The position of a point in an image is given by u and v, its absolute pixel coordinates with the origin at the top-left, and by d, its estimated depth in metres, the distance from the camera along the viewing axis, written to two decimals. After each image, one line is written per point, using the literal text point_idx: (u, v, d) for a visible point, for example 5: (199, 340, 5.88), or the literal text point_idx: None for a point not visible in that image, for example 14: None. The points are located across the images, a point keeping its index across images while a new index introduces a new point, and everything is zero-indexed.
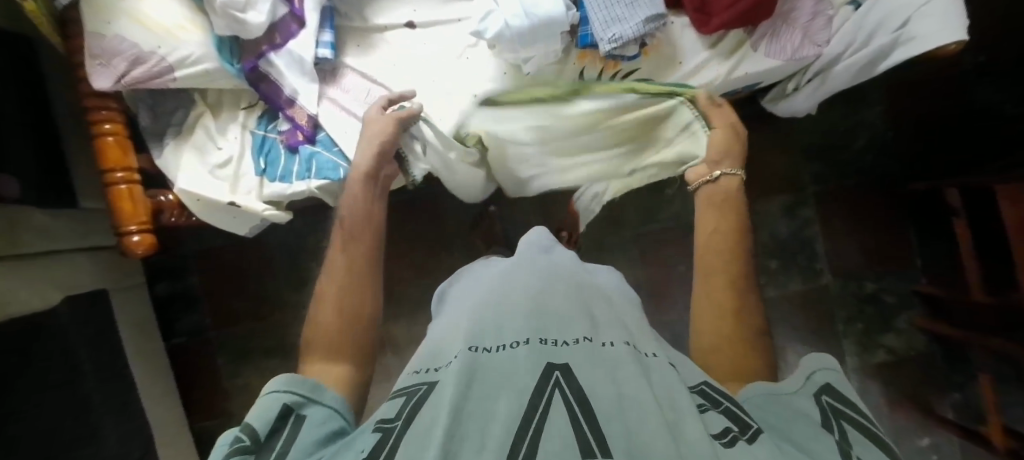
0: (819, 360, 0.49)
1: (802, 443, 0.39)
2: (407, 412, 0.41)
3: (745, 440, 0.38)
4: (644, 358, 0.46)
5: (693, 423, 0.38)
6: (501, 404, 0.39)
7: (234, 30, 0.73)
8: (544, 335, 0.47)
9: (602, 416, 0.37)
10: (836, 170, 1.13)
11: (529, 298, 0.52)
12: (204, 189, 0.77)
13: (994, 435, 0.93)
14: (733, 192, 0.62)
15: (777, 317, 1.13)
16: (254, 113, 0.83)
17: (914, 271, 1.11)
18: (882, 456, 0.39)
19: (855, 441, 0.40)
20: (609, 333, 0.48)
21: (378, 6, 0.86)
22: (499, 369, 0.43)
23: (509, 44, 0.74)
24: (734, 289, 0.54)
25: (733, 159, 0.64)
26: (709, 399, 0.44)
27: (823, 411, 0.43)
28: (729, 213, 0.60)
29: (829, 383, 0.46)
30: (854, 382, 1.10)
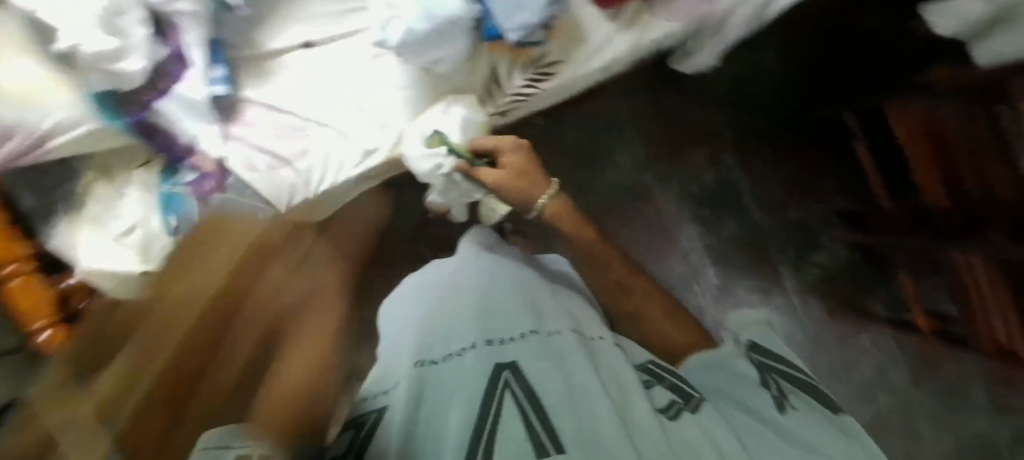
0: (746, 320, 0.62)
1: (746, 403, 0.53)
2: (370, 429, 0.44)
3: (688, 411, 0.49)
4: (586, 343, 0.55)
5: (640, 402, 0.48)
6: (454, 413, 0.44)
7: (111, 83, 0.66)
8: (491, 336, 0.54)
9: (551, 402, 0.45)
10: (744, 113, 1.20)
11: (473, 303, 0.59)
12: (109, 263, 0.70)
13: (920, 322, 1.04)
14: (563, 214, 0.68)
15: (719, 260, 1.21)
16: (154, 169, 0.75)
17: (829, 192, 1.19)
18: (814, 403, 0.52)
19: (787, 393, 0.53)
20: (555, 322, 0.56)
21: (268, 30, 0.79)
22: (450, 379, 0.48)
23: (415, 49, 0.72)
24: (624, 293, 0.65)
25: (537, 185, 0.67)
26: (655, 375, 0.56)
27: (758, 368, 0.55)
28: (580, 227, 0.67)
29: (753, 340, 0.59)
30: (795, 301, 1.20)
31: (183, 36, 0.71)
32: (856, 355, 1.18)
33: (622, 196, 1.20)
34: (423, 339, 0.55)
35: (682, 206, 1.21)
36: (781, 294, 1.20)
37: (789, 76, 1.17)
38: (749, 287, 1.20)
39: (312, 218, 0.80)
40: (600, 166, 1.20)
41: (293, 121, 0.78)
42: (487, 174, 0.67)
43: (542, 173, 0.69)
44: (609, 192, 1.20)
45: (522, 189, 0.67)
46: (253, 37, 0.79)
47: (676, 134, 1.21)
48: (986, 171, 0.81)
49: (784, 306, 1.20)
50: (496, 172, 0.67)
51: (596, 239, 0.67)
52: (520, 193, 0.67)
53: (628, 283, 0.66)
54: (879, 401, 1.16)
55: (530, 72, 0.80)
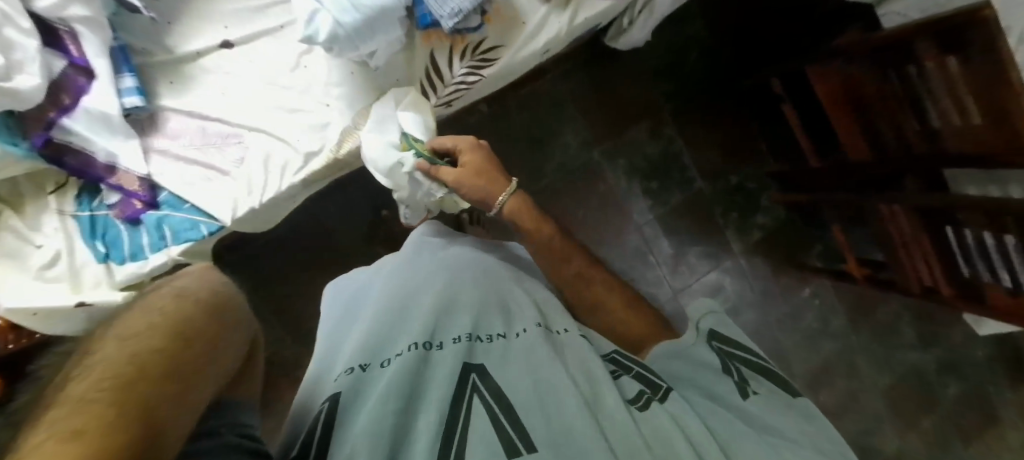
0: (702, 307, 0.61)
1: (711, 388, 0.53)
2: (314, 449, 0.43)
3: (658, 401, 0.49)
4: (553, 336, 0.55)
5: (610, 393, 0.48)
6: (422, 416, 0.44)
7: (3, 104, 0.59)
8: (458, 333, 0.54)
9: (519, 403, 0.46)
10: (680, 84, 1.23)
11: (435, 300, 0.58)
12: (40, 300, 0.66)
13: (855, 270, 1.11)
14: (521, 212, 0.69)
15: (669, 230, 1.24)
16: (68, 194, 0.69)
17: (763, 154, 1.24)
18: (772, 387, 0.53)
19: (750, 378, 0.54)
20: (521, 321, 0.57)
21: (182, 32, 0.74)
22: (417, 379, 0.48)
23: (347, 44, 0.68)
24: (586, 284, 0.65)
25: (496, 186, 0.68)
26: (621, 366, 0.55)
27: (720, 356, 0.56)
28: (539, 223, 0.68)
29: (713, 328, 0.59)
30: (742, 263, 1.25)
31: (84, 46, 0.65)
32: (799, 308, 1.25)
33: (571, 177, 1.21)
34: (383, 338, 0.55)
35: (631, 180, 1.23)
36: (729, 257, 1.25)
37: (717, 45, 1.21)
38: (699, 254, 1.24)
39: (254, 227, 0.77)
40: (547, 149, 1.20)
41: (222, 127, 0.73)
42: (447, 172, 0.68)
43: (502, 172, 0.69)
44: (559, 174, 1.21)
45: (484, 187, 0.68)
46: (165, 41, 0.74)
47: (616, 110, 1.22)
48: (904, 133, 0.86)
49: (734, 268, 1.25)
50: (457, 171, 0.68)
51: (552, 233, 0.68)
52: (481, 191, 0.67)
53: (588, 274, 0.66)
54: (824, 347, 1.23)
55: (470, 59, 0.78)
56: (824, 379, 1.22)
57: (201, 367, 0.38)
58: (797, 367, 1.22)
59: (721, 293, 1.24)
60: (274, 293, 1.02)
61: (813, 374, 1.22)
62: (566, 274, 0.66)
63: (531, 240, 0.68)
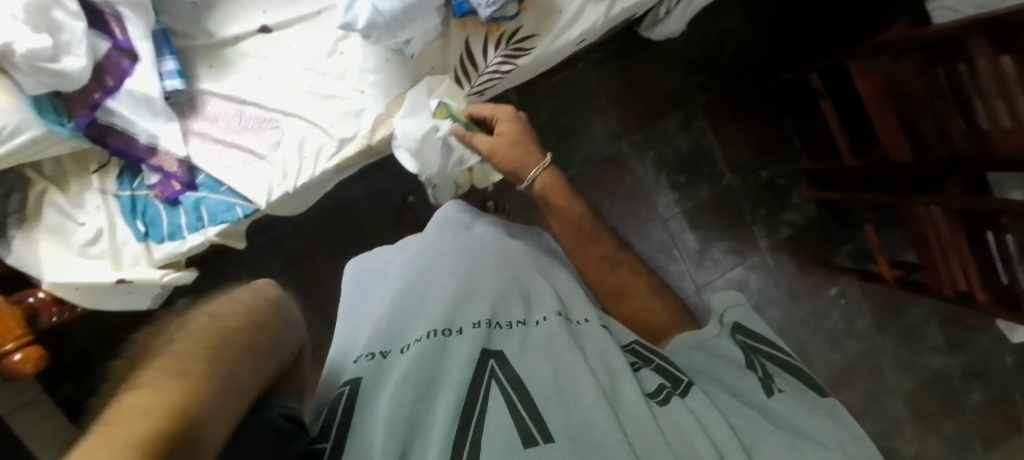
0: (729, 298, 0.58)
1: (732, 382, 0.50)
2: (335, 433, 0.43)
3: (679, 395, 0.45)
4: (574, 326, 0.52)
5: (629, 386, 0.44)
6: (439, 405, 0.43)
7: (50, 85, 0.60)
8: (477, 319, 0.51)
9: (536, 393, 0.43)
10: (712, 76, 1.20)
11: (456, 285, 0.56)
12: (82, 276, 0.67)
13: (886, 271, 1.08)
14: (553, 187, 0.68)
15: (696, 225, 1.22)
16: (110, 174, 0.70)
17: (796, 150, 1.22)
18: (800, 385, 0.50)
19: (775, 372, 0.51)
20: (541, 309, 0.53)
21: (221, 17, 0.75)
22: (433, 366, 0.46)
23: (385, 30, 0.68)
24: (612, 269, 0.64)
25: (531, 159, 0.67)
26: (642, 358, 0.51)
27: (743, 349, 0.53)
28: (568, 204, 0.67)
29: (739, 321, 0.56)
30: (769, 260, 1.23)
31: (128, 29, 0.67)
32: (825, 308, 1.23)
33: (598, 167, 1.20)
34: (402, 321, 0.53)
35: (659, 172, 1.21)
36: (755, 253, 1.23)
37: (752, 37, 1.19)
38: (724, 250, 1.22)
39: (287, 211, 0.78)
40: (576, 139, 1.19)
41: (259, 111, 0.74)
42: (481, 140, 0.68)
43: (537, 147, 0.68)
44: (586, 164, 1.20)
45: (518, 158, 0.67)
46: (205, 25, 0.74)
47: (647, 101, 1.20)
48: (948, 130, 0.83)
49: (760, 265, 1.23)
50: (491, 140, 0.68)
51: (581, 215, 0.67)
52: (515, 162, 0.67)
53: (615, 260, 0.65)
54: (848, 348, 1.21)
55: (504, 48, 0.77)
56: (847, 381, 1.20)
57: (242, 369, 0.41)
58: (820, 368, 1.21)
59: (746, 290, 1.23)
60: (301, 275, 1.04)
61: (835, 376, 1.20)
62: (592, 254, 0.65)
63: (560, 219, 0.67)
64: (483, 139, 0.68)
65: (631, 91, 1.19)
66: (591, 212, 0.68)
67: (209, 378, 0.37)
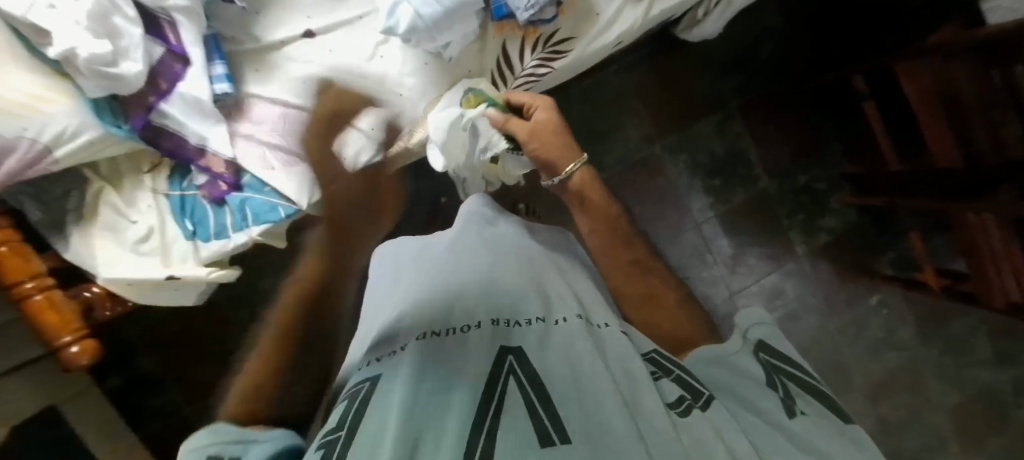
0: (752, 315, 0.51)
1: (753, 401, 0.43)
2: (350, 421, 0.39)
3: (700, 409, 0.40)
4: (596, 329, 0.48)
5: (649, 395, 0.40)
6: (455, 398, 0.39)
7: (108, 88, 0.62)
8: (497, 316, 0.49)
9: (556, 394, 0.39)
10: (750, 78, 1.18)
11: (475, 281, 0.53)
12: (132, 272, 0.69)
13: (931, 280, 1.05)
14: (586, 186, 0.66)
15: (730, 230, 1.20)
16: (162, 173, 0.73)
17: (836, 153, 1.19)
18: (827, 414, 0.41)
19: (798, 395, 0.43)
20: (562, 309, 0.50)
21: (268, 21, 0.77)
22: (448, 361, 0.43)
23: (426, 34, 0.69)
24: (641, 276, 0.58)
25: (567, 153, 0.66)
26: (662, 367, 0.46)
27: (764, 368, 0.46)
28: (601, 203, 0.65)
29: (763, 339, 0.49)
30: (806, 267, 1.20)
31: (181, 35, 0.69)
32: (864, 317, 1.19)
33: (631, 170, 1.19)
34: (424, 314, 0.50)
35: (693, 176, 1.19)
36: (792, 260, 1.20)
37: (791, 38, 1.17)
38: (759, 255, 1.20)
39: None
40: (609, 142, 1.18)
41: (301, 115, 0.76)
42: (518, 123, 0.67)
43: (574, 143, 0.67)
44: (619, 167, 1.19)
45: (554, 149, 0.66)
46: (252, 29, 0.76)
47: (682, 102, 1.19)
48: None
49: (797, 271, 1.20)
50: (527, 125, 0.67)
51: (611, 216, 0.64)
52: (550, 151, 0.66)
53: (647, 266, 0.59)
54: (889, 359, 1.17)
55: (542, 50, 0.77)
56: (887, 392, 1.16)
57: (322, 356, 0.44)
58: (859, 378, 1.17)
59: (782, 296, 1.20)
60: None
61: (875, 387, 1.17)
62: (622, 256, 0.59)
63: (590, 218, 0.64)
64: (519, 124, 0.67)
65: (665, 93, 1.18)
66: (622, 216, 0.64)
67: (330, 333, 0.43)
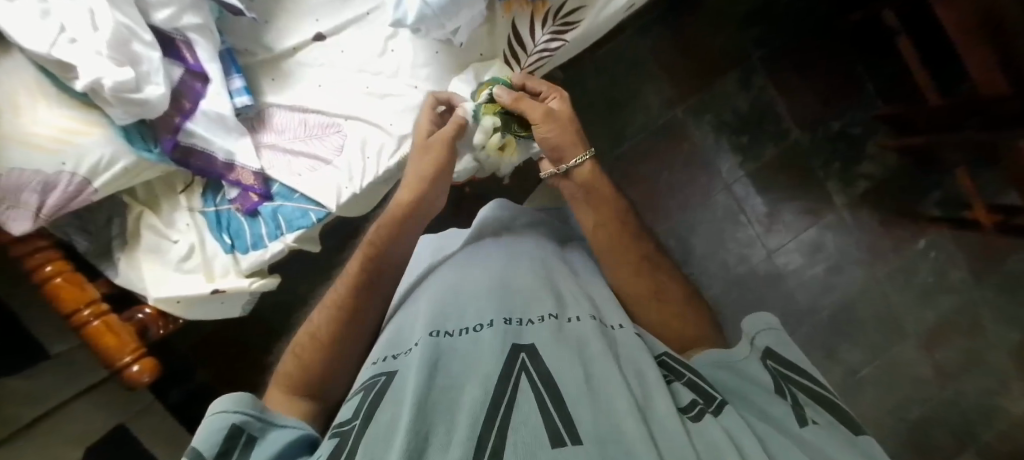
0: (761, 320, 0.51)
1: (763, 409, 0.44)
2: (365, 410, 0.40)
3: (711, 413, 0.41)
4: (608, 331, 0.49)
5: (662, 398, 0.41)
6: (466, 394, 0.39)
7: (135, 113, 0.64)
8: (510, 315, 0.49)
9: (567, 394, 0.39)
10: (769, 28, 1.14)
11: (488, 283, 0.54)
12: (180, 289, 0.72)
13: (983, 217, 1.00)
14: (593, 181, 0.63)
15: (763, 187, 1.17)
16: (195, 192, 0.75)
17: (870, 96, 1.14)
18: (836, 421, 0.42)
19: (806, 403, 0.44)
20: (574, 308, 0.51)
21: (278, 29, 0.77)
22: (462, 360, 0.44)
23: (434, 22, 0.68)
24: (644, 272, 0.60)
25: (575, 145, 0.63)
26: (673, 372, 0.47)
27: (772, 374, 0.46)
28: (607, 201, 0.63)
29: (770, 347, 0.49)
30: (846, 217, 1.16)
31: (197, 52, 0.70)
32: (913, 262, 1.14)
33: (654, 137, 1.16)
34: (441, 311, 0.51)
35: (719, 136, 1.16)
36: (831, 211, 1.16)
37: None
38: (796, 210, 1.16)
39: (352, 214, 0.79)
40: (629, 110, 1.16)
41: (321, 118, 0.76)
42: (533, 104, 0.62)
43: (583, 136, 0.64)
44: (641, 135, 1.16)
45: (565, 134, 0.62)
46: (264, 40, 0.77)
47: (700, 62, 1.15)
48: None
49: (837, 223, 1.16)
50: (542, 108, 0.62)
51: (618, 214, 0.63)
52: (561, 138, 0.62)
53: (653, 263, 0.61)
54: (942, 304, 1.13)
55: (551, 25, 0.76)
56: (943, 338, 1.12)
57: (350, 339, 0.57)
58: (912, 326, 1.13)
59: (823, 250, 1.16)
60: None
61: (930, 333, 1.13)
62: (628, 253, 0.61)
63: (592, 215, 0.63)
64: (532, 106, 0.62)
65: (683, 53, 1.15)
66: (630, 212, 0.64)
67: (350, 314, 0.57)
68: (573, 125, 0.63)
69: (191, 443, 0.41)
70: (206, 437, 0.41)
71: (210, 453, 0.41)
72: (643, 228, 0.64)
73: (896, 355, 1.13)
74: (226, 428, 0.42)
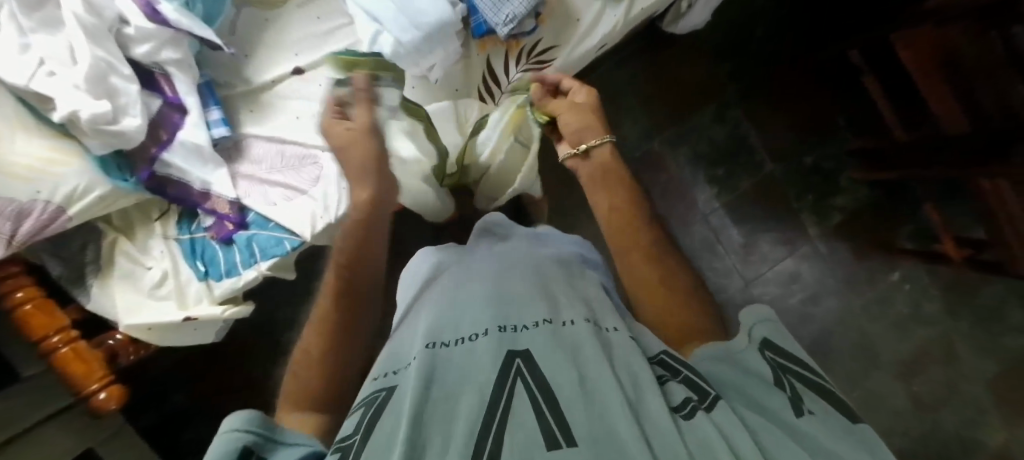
0: (757, 312, 0.47)
1: (757, 399, 0.40)
2: (365, 423, 0.39)
3: (704, 409, 0.38)
4: (603, 334, 0.46)
5: (653, 397, 0.38)
6: (462, 403, 0.39)
7: (113, 144, 0.65)
8: (505, 322, 0.47)
9: (561, 398, 0.38)
10: (744, 63, 1.17)
11: (484, 294, 0.52)
12: (152, 316, 0.72)
13: (951, 251, 1.02)
14: (609, 164, 0.61)
15: (740, 218, 1.19)
16: (171, 220, 0.76)
17: (842, 130, 1.17)
18: (841, 417, 0.38)
19: (805, 395, 0.40)
20: (570, 311, 0.49)
21: (259, 62, 0.79)
22: (461, 370, 0.43)
23: (408, 60, 0.71)
24: (653, 261, 0.54)
25: (594, 128, 0.63)
26: (670, 369, 0.44)
27: (770, 367, 0.42)
28: (619, 188, 0.59)
29: (768, 337, 0.45)
30: (820, 248, 1.18)
31: (176, 85, 0.72)
32: (888, 293, 1.16)
33: (632, 168, 1.19)
34: (439, 323, 0.50)
35: (696, 167, 1.19)
36: (806, 242, 1.18)
37: (783, 19, 1.15)
38: (772, 240, 1.18)
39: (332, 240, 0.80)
40: None
41: (298, 149, 0.78)
42: (556, 102, 0.66)
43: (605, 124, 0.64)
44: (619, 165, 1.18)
45: (588, 122, 0.63)
46: (244, 73, 0.79)
47: (676, 94, 1.18)
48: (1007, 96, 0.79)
49: (812, 254, 1.18)
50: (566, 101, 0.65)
51: (632, 198, 0.59)
52: (581, 123, 0.63)
53: (665, 254, 0.55)
54: (916, 335, 1.14)
55: (524, 62, 0.79)
56: (919, 369, 1.14)
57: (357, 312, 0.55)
58: (887, 356, 1.15)
59: (799, 281, 1.18)
60: None
61: (906, 364, 1.14)
62: (637, 238, 0.56)
63: (603, 196, 0.60)
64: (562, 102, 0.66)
65: (660, 85, 1.18)
66: (646, 203, 0.59)
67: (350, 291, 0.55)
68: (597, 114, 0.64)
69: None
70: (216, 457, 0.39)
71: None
72: (664, 225, 0.58)
73: (873, 385, 1.14)
74: (238, 450, 0.40)
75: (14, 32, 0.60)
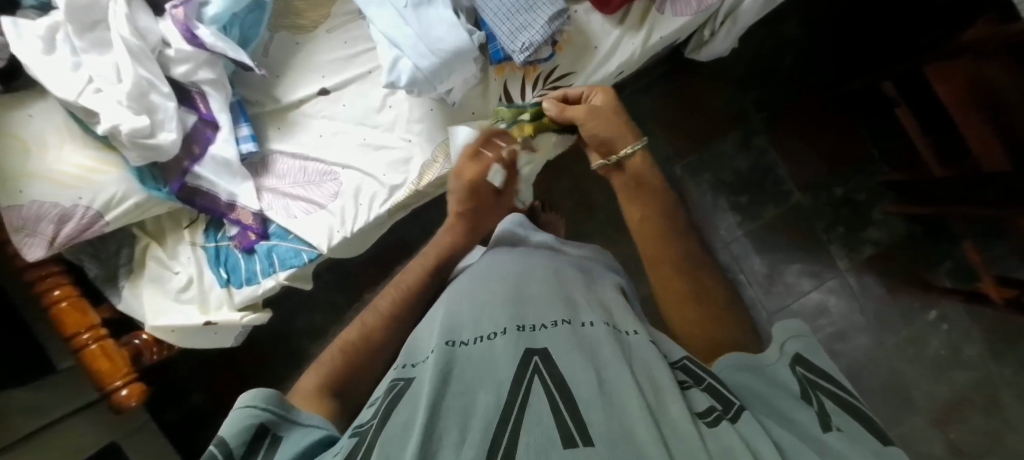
0: (791, 326, 0.47)
1: (786, 414, 0.41)
2: (383, 410, 0.40)
3: (728, 420, 0.38)
4: (622, 337, 0.47)
5: (674, 401, 0.38)
6: (481, 398, 0.39)
7: (149, 157, 0.70)
8: (522, 322, 0.47)
9: (579, 399, 0.38)
10: (772, 92, 1.16)
11: (503, 290, 0.52)
12: (176, 319, 0.76)
13: (992, 291, 0.96)
14: (643, 171, 0.64)
15: (763, 248, 1.15)
16: (199, 228, 0.80)
17: (874, 161, 1.13)
18: (867, 435, 0.38)
19: (833, 411, 0.40)
20: (588, 314, 0.49)
21: (287, 83, 0.84)
22: (478, 367, 0.42)
23: (426, 84, 0.74)
24: (675, 281, 0.54)
25: (623, 136, 0.65)
26: (692, 376, 0.44)
27: (800, 382, 0.43)
28: (656, 188, 0.63)
29: (801, 353, 0.45)
30: (849, 282, 1.13)
31: (210, 103, 0.77)
32: (923, 334, 1.10)
33: None
34: (459, 318, 0.49)
35: (717, 194, 1.17)
36: (834, 276, 1.14)
37: (812, 48, 1.14)
38: (797, 271, 1.14)
39: (346, 254, 0.84)
40: None
41: (320, 166, 0.81)
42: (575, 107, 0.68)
43: (634, 127, 0.66)
44: None
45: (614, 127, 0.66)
46: (272, 92, 0.83)
47: (701, 120, 1.17)
48: None
49: (840, 288, 1.13)
50: (585, 108, 0.67)
51: (648, 209, 0.61)
52: (606, 130, 0.65)
53: (692, 267, 0.55)
54: (954, 379, 1.08)
55: (541, 88, 0.80)
56: (957, 416, 1.07)
57: (407, 310, 0.60)
58: (921, 401, 1.08)
59: (827, 315, 1.13)
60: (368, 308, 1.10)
61: (942, 410, 1.07)
62: (658, 254, 0.57)
63: (636, 205, 0.62)
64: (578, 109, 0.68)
65: (684, 110, 1.17)
66: (679, 209, 0.61)
67: (406, 297, 0.61)
68: (622, 118, 0.66)
69: (218, 433, 0.42)
70: (234, 431, 0.42)
71: (237, 454, 0.42)
72: (690, 232, 0.60)
73: (906, 431, 1.07)
74: (254, 428, 0.43)
75: (68, 52, 0.67)
